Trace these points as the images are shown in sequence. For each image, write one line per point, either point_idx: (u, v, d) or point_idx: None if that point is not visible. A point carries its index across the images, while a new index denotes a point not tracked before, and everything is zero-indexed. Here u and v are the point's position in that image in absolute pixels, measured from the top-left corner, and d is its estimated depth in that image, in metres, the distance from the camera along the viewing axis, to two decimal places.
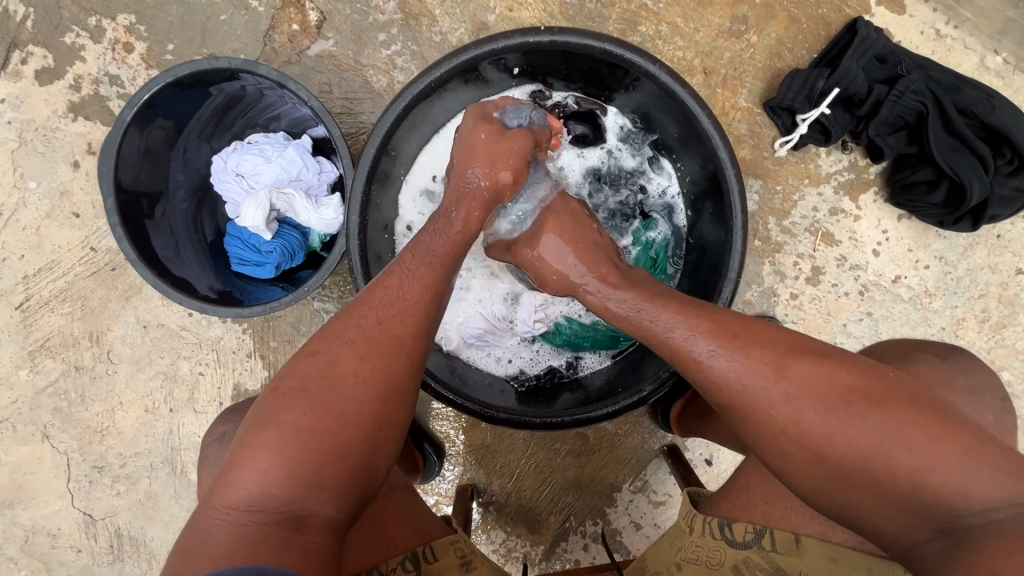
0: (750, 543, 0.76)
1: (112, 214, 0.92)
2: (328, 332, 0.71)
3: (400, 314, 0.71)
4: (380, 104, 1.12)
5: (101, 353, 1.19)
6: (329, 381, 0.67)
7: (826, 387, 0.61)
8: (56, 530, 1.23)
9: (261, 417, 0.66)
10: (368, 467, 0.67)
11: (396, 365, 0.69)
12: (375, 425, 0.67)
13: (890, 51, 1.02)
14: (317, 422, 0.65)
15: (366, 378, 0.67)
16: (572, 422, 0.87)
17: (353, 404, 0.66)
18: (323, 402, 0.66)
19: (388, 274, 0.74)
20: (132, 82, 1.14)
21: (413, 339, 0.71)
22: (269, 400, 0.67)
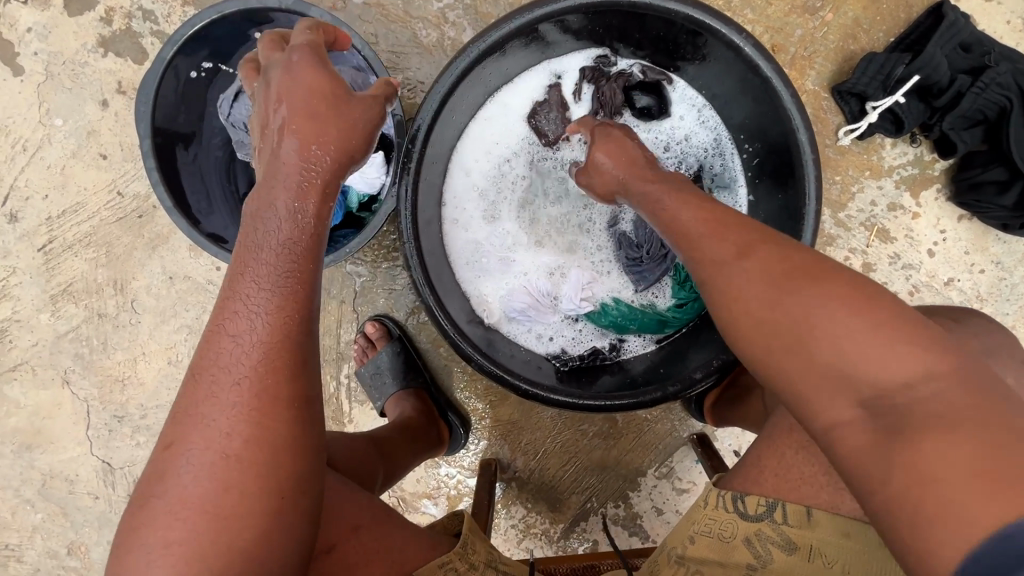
0: (762, 517, 0.70)
1: (148, 157, 0.86)
2: (177, 414, 0.57)
3: (253, 357, 0.57)
4: (428, 60, 1.06)
5: (125, 302, 1.16)
6: (191, 472, 0.54)
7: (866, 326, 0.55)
8: (74, 475, 1.23)
9: (124, 539, 0.54)
10: (278, 540, 0.55)
11: (272, 416, 0.56)
12: (268, 496, 0.55)
13: (977, 39, 0.96)
14: (190, 512, 0.53)
15: (236, 453, 0.55)
16: (616, 405, 0.84)
17: (221, 477, 0.54)
18: (190, 501, 0.54)
19: (223, 317, 0.58)
20: (167, 19, 1.08)
21: (290, 382, 0.57)
22: (131, 515, 0.55)
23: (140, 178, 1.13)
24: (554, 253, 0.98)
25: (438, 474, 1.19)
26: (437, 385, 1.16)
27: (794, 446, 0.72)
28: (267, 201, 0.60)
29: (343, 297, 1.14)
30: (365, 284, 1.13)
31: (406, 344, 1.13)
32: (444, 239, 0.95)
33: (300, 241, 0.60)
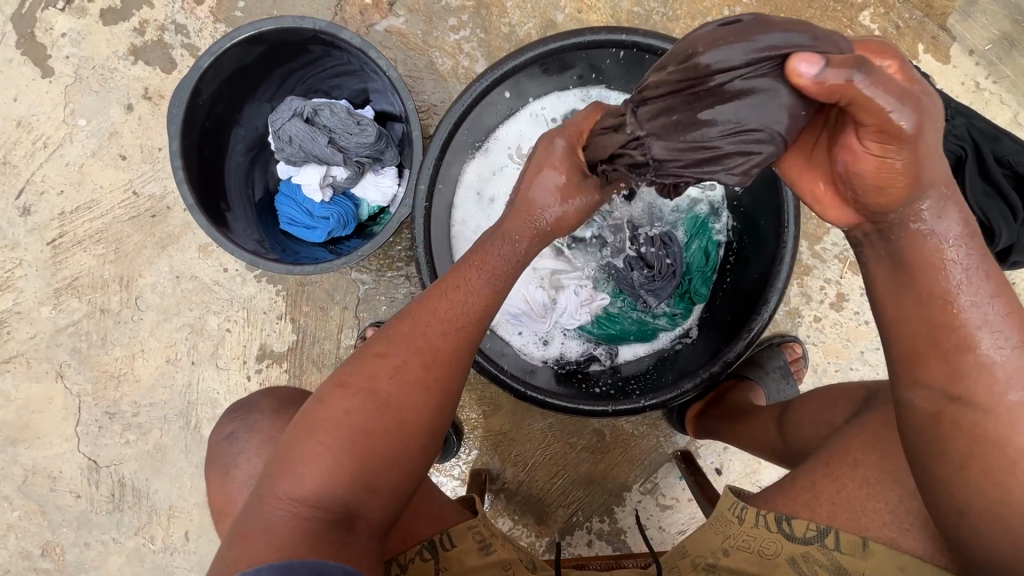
0: (811, 540, 0.70)
1: (177, 157, 0.92)
2: (396, 331, 0.68)
3: (461, 325, 0.69)
4: (442, 86, 1.14)
5: (129, 298, 1.19)
6: (395, 385, 0.64)
7: (968, 288, 0.57)
8: (57, 472, 1.21)
9: (323, 411, 0.63)
10: (418, 475, 0.66)
11: (459, 374, 0.68)
12: (428, 436, 0.66)
13: (936, 95, 1.08)
14: (377, 422, 0.63)
15: (429, 388, 0.66)
16: (611, 411, 0.89)
17: (411, 406, 0.64)
18: (387, 408, 0.63)
19: (458, 278, 0.71)
20: (198, 34, 1.15)
21: (475, 353, 0.70)
22: (333, 393, 0.64)
23: (156, 179, 1.17)
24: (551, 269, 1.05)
25: (428, 483, 1.21)
26: None
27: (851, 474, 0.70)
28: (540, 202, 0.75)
29: (346, 303, 1.18)
30: (368, 291, 1.18)
31: None
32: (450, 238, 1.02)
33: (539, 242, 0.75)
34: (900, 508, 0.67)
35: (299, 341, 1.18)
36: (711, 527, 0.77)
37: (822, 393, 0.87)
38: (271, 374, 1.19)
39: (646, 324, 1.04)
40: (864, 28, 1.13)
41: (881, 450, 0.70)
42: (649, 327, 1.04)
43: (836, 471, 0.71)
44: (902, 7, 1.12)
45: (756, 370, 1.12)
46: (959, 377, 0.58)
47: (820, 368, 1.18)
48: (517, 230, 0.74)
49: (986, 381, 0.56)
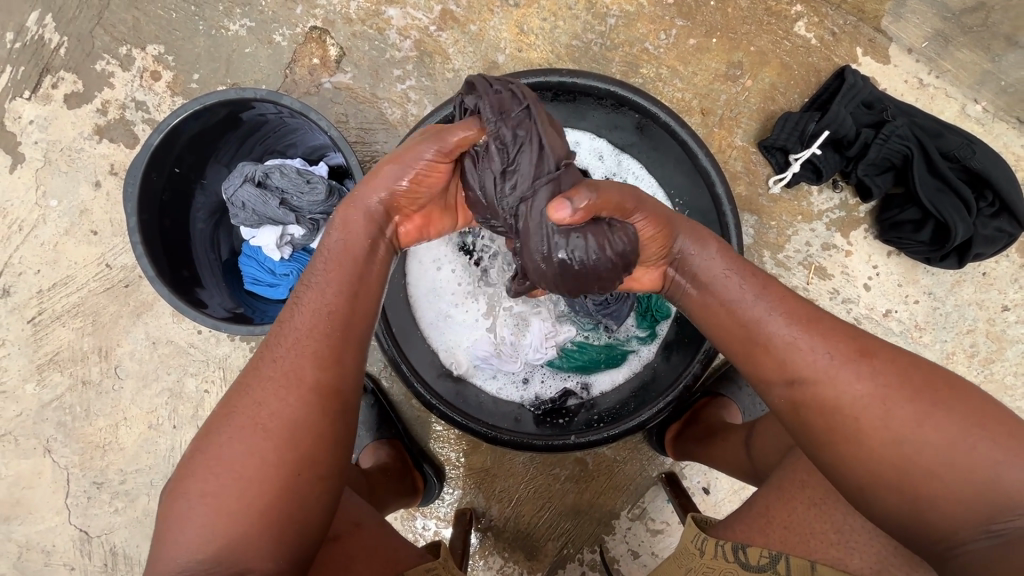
0: (765, 568, 0.71)
1: (134, 233, 0.95)
2: (233, 391, 0.68)
3: (297, 354, 0.67)
4: (394, 134, 1.17)
5: (108, 368, 1.21)
6: (233, 437, 0.63)
7: (864, 383, 0.61)
8: (50, 546, 1.22)
9: (175, 486, 0.63)
10: (294, 515, 0.62)
11: (300, 400, 0.65)
12: (290, 469, 0.62)
13: (877, 97, 1.09)
14: (224, 479, 0.61)
15: (264, 426, 0.64)
16: (574, 444, 0.90)
17: (255, 455, 0.62)
18: (228, 458, 0.62)
19: (286, 312, 0.71)
20: (157, 108, 1.19)
21: (316, 374, 0.66)
22: (179, 472, 0.64)
23: (127, 251, 1.20)
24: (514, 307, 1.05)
25: (414, 526, 1.21)
26: (410, 436, 1.20)
27: (799, 494, 0.73)
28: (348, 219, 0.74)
29: None
30: None
31: (379, 397, 1.18)
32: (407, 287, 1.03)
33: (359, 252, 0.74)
34: (841, 526, 0.70)
35: None
36: (678, 559, 0.78)
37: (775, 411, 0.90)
38: None
39: (615, 348, 1.03)
40: (800, 38, 1.15)
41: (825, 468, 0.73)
42: (617, 351, 1.03)
43: (786, 493, 0.75)
44: (835, 14, 1.14)
45: (729, 385, 1.12)
46: (788, 367, 0.66)
47: None
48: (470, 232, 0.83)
49: (807, 365, 0.64)
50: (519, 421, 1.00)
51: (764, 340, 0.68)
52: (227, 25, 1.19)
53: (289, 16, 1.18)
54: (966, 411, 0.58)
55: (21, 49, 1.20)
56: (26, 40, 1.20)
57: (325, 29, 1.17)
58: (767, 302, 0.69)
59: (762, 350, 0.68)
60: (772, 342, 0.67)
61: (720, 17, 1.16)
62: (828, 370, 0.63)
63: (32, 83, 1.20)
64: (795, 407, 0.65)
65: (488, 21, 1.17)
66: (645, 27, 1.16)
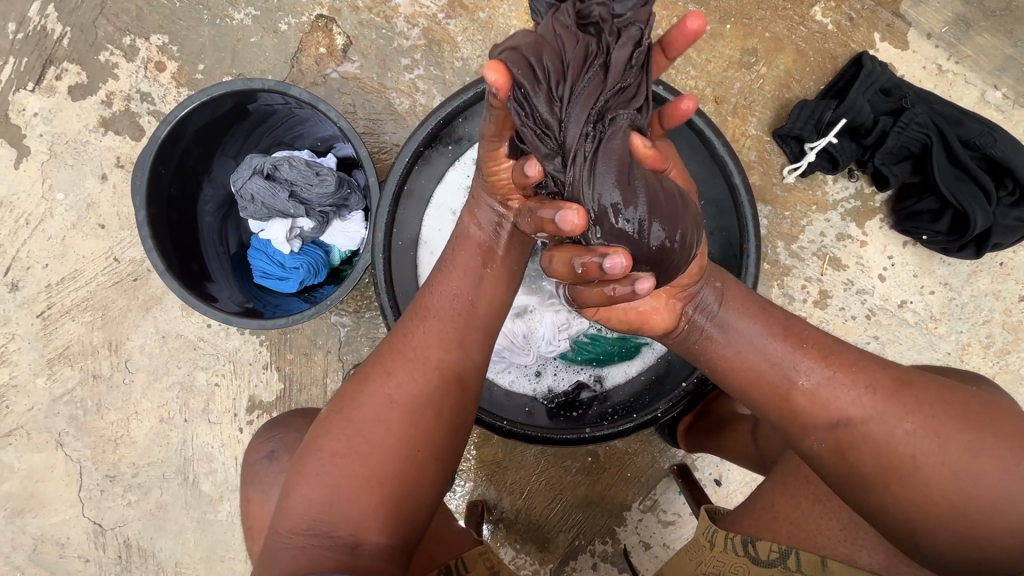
0: (774, 562, 0.70)
1: (143, 227, 0.95)
2: (365, 363, 0.73)
3: (430, 333, 0.72)
4: (402, 125, 1.16)
5: (119, 362, 1.21)
6: (367, 408, 0.68)
7: (914, 415, 0.61)
8: (64, 539, 1.23)
9: (310, 446, 0.68)
10: (416, 490, 0.67)
11: (434, 384, 0.70)
12: (411, 448, 0.67)
13: (895, 84, 1.06)
14: (357, 449, 0.66)
15: (398, 402, 0.68)
16: (589, 438, 0.90)
17: (384, 428, 0.67)
18: (360, 429, 0.67)
19: (430, 288, 0.74)
20: (162, 100, 1.18)
21: (455, 359, 0.71)
22: (316, 431, 0.70)
23: (135, 244, 1.20)
24: (525, 301, 1.03)
25: None
26: None
27: (804, 491, 0.73)
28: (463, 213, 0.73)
29: (329, 347, 1.19)
30: (349, 334, 1.19)
31: None
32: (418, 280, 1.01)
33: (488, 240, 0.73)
34: (851, 523, 0.69)
35: (286, 389, 1.19)
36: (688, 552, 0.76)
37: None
38: (263, 423, 1.20)
39: (628, 341, 1.02)
40: (817, 24, 1.13)
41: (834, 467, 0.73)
42: (630, 343, 1.02)
43: (792, 489, 0.74)
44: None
45: None
46: (828, 410, 0.63)
47: None
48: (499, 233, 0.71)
49: (850, 410, 0.62)
50: (533, 414, 0.99)
51: (804, 387, 0.64)
52: (232, 14, 1.17)
53: (295, 5, 1.16)
54: (1004, 435, 0.59)
55: (24, 40, 1.18)
56: (28, 31, 1.18)
57: (332, 17, 1.15)
58: (794, 343, 0.66)
59: (799, 396, 0.65)
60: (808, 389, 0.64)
61: (734, 2, 1.13)
62: (872, 414, 0.61)
63: (36, 74, 1.19)
64: (838, 452, 0.63)
65: (497, 9, 1.15)
66: (657, 13, 1.13)
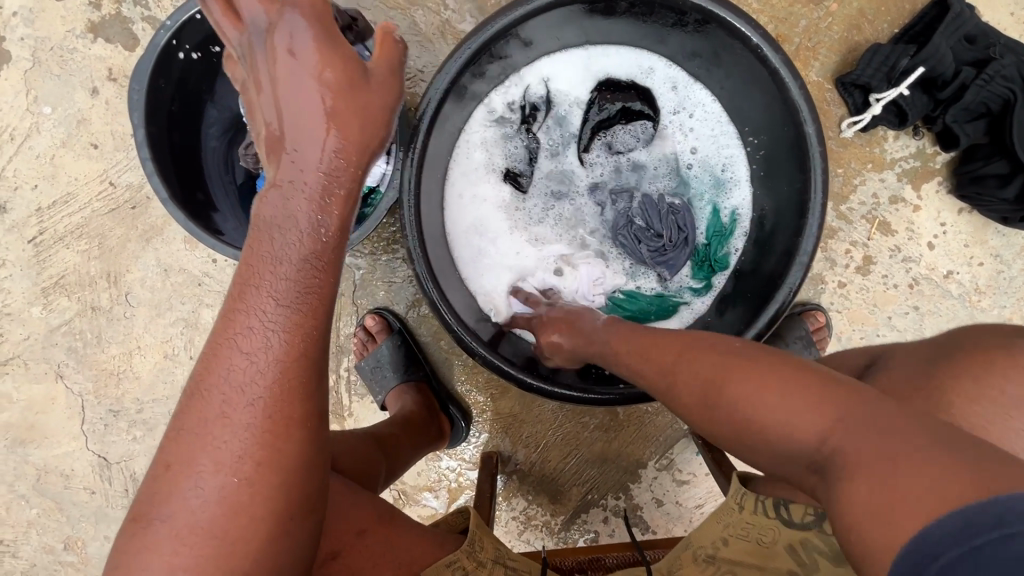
0: (809, 524, 0.68)
1: (143, 147, 0.85)
2: (176, 431, 0.54)
3: (266, 386, 0.53)
4: (428, 49, 1.04)
5: (119, 295, 1.14)
6: (201, 495, 0.52)
7: (723, 374, 0.61)
8: (69, 470, 1.21)
9: (118, 562, 0.51)
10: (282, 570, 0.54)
11: (280, 447, 0.53)
12: (280, 517, 0.54)
13: (982, 31, 0.96)
14: (193, 553, 0.51)
15: (244, 477, 0.52)
16: (623, 398, 0.85)
17: (224, 514, 0.52)
18: (199, 523, 0.51)
19: (237, 328, 0.54)
20: (158, 4, 1.05)
21: (302, 405, 0.55)
22: (122, 541, 0.52)
23: (132, 168, 1.10)
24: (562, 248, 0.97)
25: (439, 467, 1.19)
26: (438, 378, 1.16)
27: None
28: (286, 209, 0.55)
29: (343, 289, 1.13)
30: (364, 277, 1.13)
31: (406, 337, 1.12)
32: (446, 224, 0.94)
33: (324, 261, 0.56)
34: None
35: None
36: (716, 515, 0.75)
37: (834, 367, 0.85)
38: None
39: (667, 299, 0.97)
40: None
41: None
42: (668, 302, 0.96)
43: None
44: None
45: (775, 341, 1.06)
46: (674, 383, 0.66)
47: (845, 336, 1.11)
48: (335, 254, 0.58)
49: (739, 393, 0.58)
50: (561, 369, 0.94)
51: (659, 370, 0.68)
52: None
53: None
54: (810, 377, 0.56)
55: None
56: None
57: None
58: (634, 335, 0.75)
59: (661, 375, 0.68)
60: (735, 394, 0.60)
61: None
62: (713, 381, 0.62)
63: None
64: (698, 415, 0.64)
65: None
66: None
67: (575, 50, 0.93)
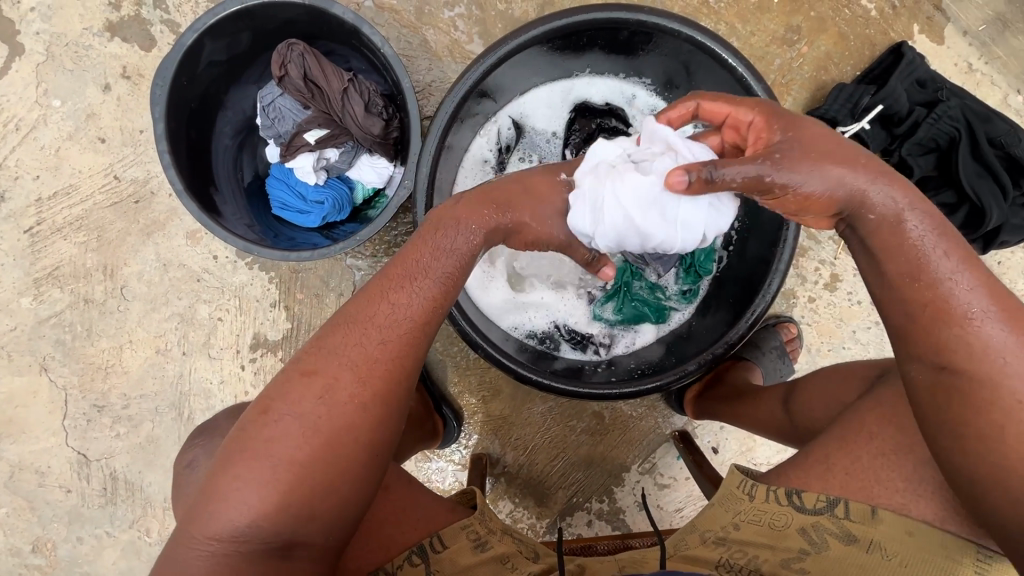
0: (821, 510, 0.72)
1: (162, 140, 0.88)
2: (320, 345, 0.65)
3: (400, 335, 0.66)
4: (437, 65, 1.11)
5: (114, 288, 1.14)
6: (326, 405, 0.63)
7: (938, 259, 0.60)
8: (45, 467, 1.18)
9: (248, 443, 0.62)
10: (362, 493, 0.65)
11: (395, 388, 0.66)
12: (377, 449, 0.65)
13: (931, 77, 1.09)
14: (309, 452, 0.61)
15: (363, 404, 0.64)
16: (614, 394, 0.91)
17: (344, 429, 0.62)
18: (319, 429, 0.62)
19: (392, 284, 0.68)
20: (177, 9, 1.09)
21: (415, 360, 0.67)
22: (253, 423, 0.63)
23: (139, 163, 1.12)
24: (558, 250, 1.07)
25: (428, 469, 1.22)
26: (433, 379, 1.19)
27: (864, 444, 0.73)
28: (457, 213, 0.71)
29: (342, 290, 1.15)
30: (364, 277, 1.15)
31: None
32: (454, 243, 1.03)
33: (466, 254, 0.70)
34: (910, 474, 0.70)
35: (294, 329, 1.16)
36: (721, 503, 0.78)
37: (824, 375, 0.91)
38: (266, 363, 1.16)
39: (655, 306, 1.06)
40: (861, 9, 1.13)
41: (897, 422, 0.73)
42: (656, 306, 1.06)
43: (849, 444, 0.74)
44: None
45: (751, 349, 1.14)
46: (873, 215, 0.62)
47: (814, 348, 1.20)
48: (472, 232, 0.70)
49: (944, 283, 0.60)
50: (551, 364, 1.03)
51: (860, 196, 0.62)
52: None
53: None
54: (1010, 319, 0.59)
55: None
56: None
57: None
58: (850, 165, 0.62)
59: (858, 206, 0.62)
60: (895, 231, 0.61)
61: None
62: (929, 261, 0.60)
63: None
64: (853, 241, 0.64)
65: None
66: None
67: (558, 83, 1.04)
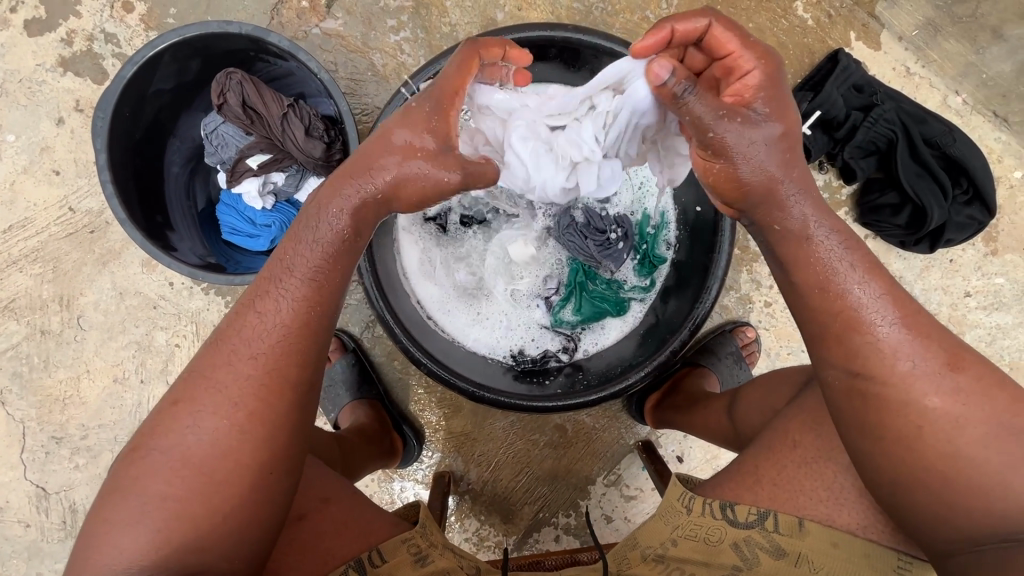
0: (752, 524, 0.72)
1: (104, 171, 0.90)
2: (190, 375, 0.65)
3: (272, 347, 0.65)
4: (385, 87, 1.13)
5: (70, 318, 1.15)
6: (195, 433, 0.63)
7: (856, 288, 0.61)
8: (4, 502, 1.17)
9: (122, 481, 0.62)
10: (255, 513, 0.63)
11: (274, 403, 0.64)
12: (265, 465, 0.64)
13: (867, 81, 1.11)
14: (186, 481, 0.61)
15: (241, 425, 0.63)
16: (559, 406, 0.91)
17: (219, 454, 0.62)
18: (194, 457, 0.62)
19: (255, 300, 0.66)
20: (128, 43, 1.11)
21: (296, 371, 0.65)
22: (127, 460, 0.63)
23: (93, 194, 1.13)
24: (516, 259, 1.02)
25: (391, 489, 1.21)
26: (392, 398, 1.19)
27: (789, 456, 0.74)
28: (321, 212, 0.66)
29: None
30: None
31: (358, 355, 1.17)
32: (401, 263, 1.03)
33: (329, 254, 0.67)
34: (832, 484, 0.71)
35: None
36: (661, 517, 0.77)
37: (766, 380, 0.91)
38: None
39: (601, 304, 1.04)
40: (797, 18, 1.16)
41: (817, 430, 0.74)
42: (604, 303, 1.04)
43: (775, 455, 0.75)
44: None
45: (709, 356, 1.14)
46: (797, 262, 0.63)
47: (773, 352, 1.20)
48: (334, 226, 0.66)
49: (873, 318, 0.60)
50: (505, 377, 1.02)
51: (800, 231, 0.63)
52: None
53: None
54: (950, 356, 0.60)
55: None
56: None
57: None
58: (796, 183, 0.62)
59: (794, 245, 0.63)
60: (798, 239, 0.63)
61: None
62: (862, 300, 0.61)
63: None
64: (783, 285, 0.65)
65: None
66: None
67: None
